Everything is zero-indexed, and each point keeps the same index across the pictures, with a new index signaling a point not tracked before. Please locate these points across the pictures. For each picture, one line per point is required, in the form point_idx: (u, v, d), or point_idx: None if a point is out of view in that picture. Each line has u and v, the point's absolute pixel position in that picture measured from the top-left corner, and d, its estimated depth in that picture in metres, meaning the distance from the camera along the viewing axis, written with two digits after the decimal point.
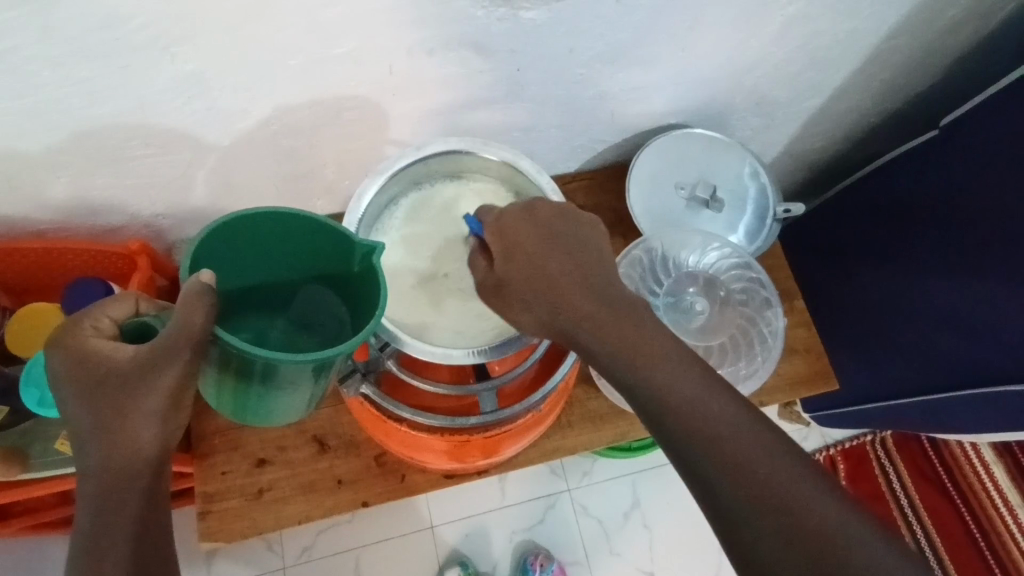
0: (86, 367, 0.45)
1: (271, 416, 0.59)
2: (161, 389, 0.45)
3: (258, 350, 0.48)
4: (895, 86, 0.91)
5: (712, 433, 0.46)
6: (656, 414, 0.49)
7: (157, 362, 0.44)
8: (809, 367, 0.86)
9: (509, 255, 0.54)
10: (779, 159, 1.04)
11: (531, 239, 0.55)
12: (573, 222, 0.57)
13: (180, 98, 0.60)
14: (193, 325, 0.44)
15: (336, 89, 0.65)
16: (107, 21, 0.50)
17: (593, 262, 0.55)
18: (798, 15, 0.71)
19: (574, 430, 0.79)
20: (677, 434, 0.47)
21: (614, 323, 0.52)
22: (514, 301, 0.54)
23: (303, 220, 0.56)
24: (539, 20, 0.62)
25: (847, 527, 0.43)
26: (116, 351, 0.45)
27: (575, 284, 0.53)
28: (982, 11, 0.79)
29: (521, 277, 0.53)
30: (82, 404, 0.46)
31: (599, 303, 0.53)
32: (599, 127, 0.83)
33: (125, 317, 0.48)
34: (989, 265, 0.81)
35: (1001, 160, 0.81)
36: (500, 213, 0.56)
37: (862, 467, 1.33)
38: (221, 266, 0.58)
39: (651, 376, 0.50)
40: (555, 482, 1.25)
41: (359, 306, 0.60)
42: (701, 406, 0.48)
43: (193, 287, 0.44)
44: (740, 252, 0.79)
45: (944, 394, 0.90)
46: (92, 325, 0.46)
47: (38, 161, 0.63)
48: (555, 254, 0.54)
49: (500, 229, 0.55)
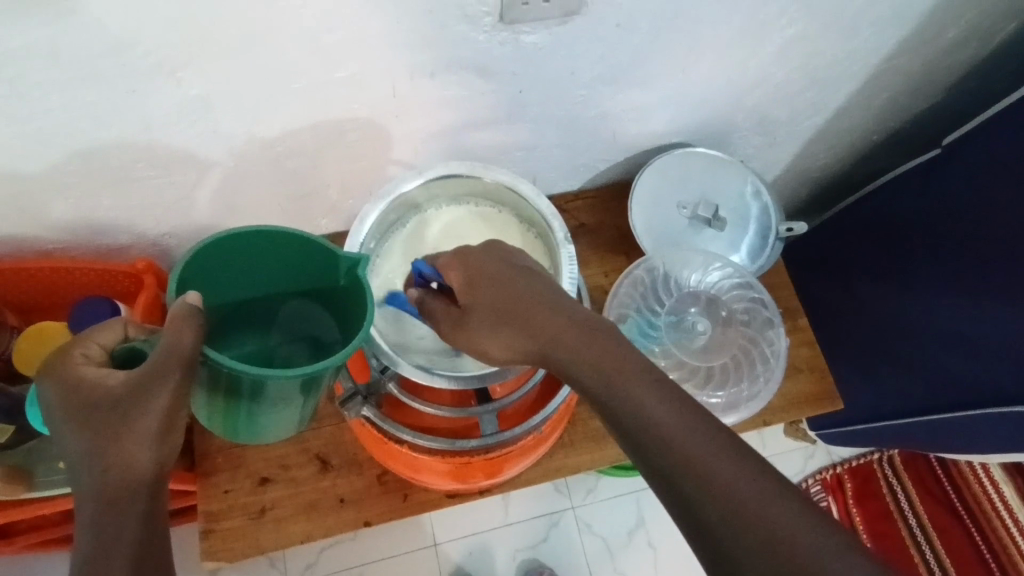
0: (80, 391, 0.46)
1: (263, 431, 0.61)
2: (155, 407, 0.46)
3: (246, 367, 0.49)
4: (896, 104, 0.91)
5: (690, 452, 0.42)
6: (633, 435, 0.44)
7: (150, 380, 0.45)
8: (812, 386, 0.85)
9: (470, 288, 0.57)
10: (782, 178, 1.04)
11: (493, 271, 0.56)
12: (536, 258, 0.59)
13: (185, 121, 0.61)
14: (182, 343, 0.47)
15: (339, 111, 0.65)
16: (115, 48, 0.52)
17: (559, 289, 0.55)
18: (796, 36, 0.72)
19: (577, 449, 0.78)
20: (655, 457, 0.43)
21: (585, 341, 0.50)
22: (481, 331, 0.55)
23: (289, 238, 0.58)
24: (539, 43, 0.63)
25: (838, 553, 0.37)
26: (108, 375, 0.46)
27: (540, 304, 0.53)
28: (980, 31, 0.79)
29: (480, 307, 0.55)
30: (76, 429, 0.45)
31: (566, 321, 0.51)
32: (600, 147, 0.83)
33: (115, 343, 0.50)
34: (994, 284, 0.81)
35: (1003, 177, 0.80)
36: (464, 251, 0.60)
37: (869, 486, 1.33)
38: (212, 284, 0.60)
39: (627, 394, 0.46)
40: (559, 500, 1.25)
41: (348, 319, 0.61)
42: (678, 424, 0.43)
43: (182, 306, 0.48)
44: (742, 272, 0.79)
45: (949, 413, 0.89)
46: (82, 352, 0.47)
47: (45, 182, 0.64)
48: (522, 280, 0.55)
49: (461, 268, 0.59)
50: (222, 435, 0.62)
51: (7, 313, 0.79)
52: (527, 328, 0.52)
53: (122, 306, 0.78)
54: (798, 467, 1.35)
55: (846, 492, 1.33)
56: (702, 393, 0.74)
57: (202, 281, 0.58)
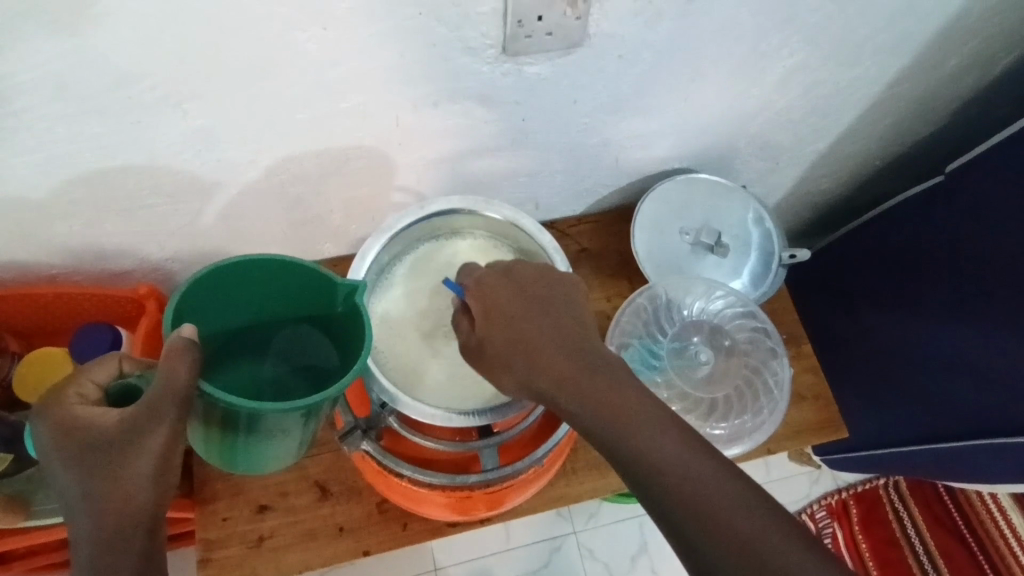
0: (73, 432, 0.46)
1: (261, 462, 0.60)
2: (149, 449, 0.46)
3: (244, 402, 0.49)
4: (899, 130, 0.91)
5: (692, 492, 0.43)
6: (636, 472, 0.46)
7: (143, 421, 0.45)
8: (817, 414, 0.85)
9: (489, 317, 0.55)
10: (786, 202, 1.04)
11: (508, 302, 0.55)
12: (553, 286, 0.57)
13: (189, 150, 0.61)
14: (177, 379, 0.46)
15: (343, 140, 0.66)
16: (121, 82, 0.52)
17: (574, 324, 0.54)
18: (798, 66, 0.72)
19: (580, 478, 0.77)
20: (657, 494, 0.44)
21: (588, 377, 0.50)
22: (493, 365, 0.54)
23: (288, 267, 0.58)
24: (542, 74, 0.63)
25: None
26: (102, 416, 0.46)
27: (551, 342, 0.53)
28: (982, 59, 0.80)
29: (498, 339, 0.53)
30: (70, 471, 0.46)
31: (577, 364, 0.51)
32: (603, 173, 0.83)
33: (110, 381, 0.50)
34: (999, 312, 0.81)
35: (1008, 205, 0.80)
36: (482, 275, 0.58)
37: (874, 513, 1.31)
38: (209, 313, 0.60)
39: (629, 431, 0.47)
40: (561, 524, 1.24)
41: (347, 344, 0.61)
42: (679, 461, 0.45)
43: (177, 342, 0.46)
44: (745, 301, 0.78)
45: (955, 442, 0.88)
46: (77, 392, 0.48)
47: (50, 210, 0.65)
48: (537, 315, 0.54)
49: (479, 294, 0.56)
50: (219, 466, 0.62)
51: (9, 338, 0.79)
52: (539, 365, 0.52)
53: (124, 331, 0.78)
54: (803, 492, 1.34)
55: (852, 518, 1.31)
56: (704, 424, 0.74)
57: (199, 311, 0.58)
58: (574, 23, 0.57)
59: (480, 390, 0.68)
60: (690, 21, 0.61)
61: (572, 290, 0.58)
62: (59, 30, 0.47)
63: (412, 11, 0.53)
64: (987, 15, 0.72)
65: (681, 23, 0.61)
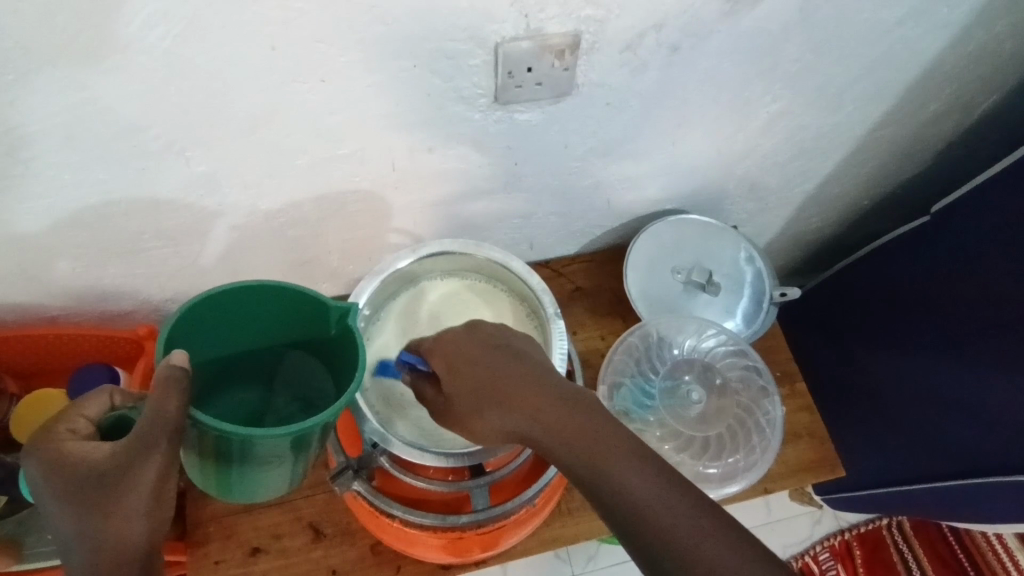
0: (64, 468, 0.46)
1: (255, 491, 0.61)
2: (141, 483, 0.46)
3: (233, 428, 0.50)
4: (885, 171, 0.93)
5: (646, 511, 0.44)
6: (605, 503, 0.47)
7: (137, 453, 0.45)
8: (812, 453, 0.84)
9: (452, 373, 0.57)
10: (777, 241, 1.06)
11: (470, 356, 0.57)
12: (509, 337, 0.59)
13: (190, 195, 0.63)
14: (167, 409, 0.47)
15: (340, 185, 0.68)
16: (127, 130, 0.54)
17: (536, 365, 0.56)
18: (781, 112, 0.74)
19: (575, 518, 0.77)
20: (631, 530, 0.45)
21: (563, 414, 0.51)
22: (466, 418, 0.55)
23: (280, 292, 0.59)
24: (532, 121, 0.65)
25: None
26: (95, 449, 0.46)
27: (515, 388, 0.53)
28: (960, 104, 0.83)
29: (465, 393, 0.55)
30: (62, 507, 0.46)
31: (542, 398, 0.52)
32: (595, 214, 0.85)
33: (101, 414, 0.51)
34: (990, 350, 0.82)
35: (996, 245, 0.82)
36: (439, 335, 0.60)
37: (878, 554, 1.29)
38: (199, 343, 0.60)
39: (603, 466, 0.47)
40: (559, 567, 1.21)
41: (340, 368, 0.63)
42: (648, 493, 0.45)
43: (168, 371, 0.48)
44: (735, 339, 0.80)
45: (954, 480, 0.87)
46: (69, 427, 0.48)
47: (53, 253, 0.66)
48: (498, 365, 0.55)
49: (441, 351, 0.58)
50: (214, 496, 0.62)
51: (7, 378, 0.80)
52: (504, 410, 0.53)
53: (122, 370, 0.79)
54: (805, 533, 1.31)
55: (856, 560, 1.28)
56: (698, 463, 0.74)
57: (189, 340, 0.59)
58: (562, 73, 0.60)
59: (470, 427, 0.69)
60: (674, 70, 0.64)
61: (528, 341, 0.59)
62: (68, 84, 0.49)
63: (407, 63, 0.55)
64: (962, 63, 0.75)
65: (665, 72, 0.64)
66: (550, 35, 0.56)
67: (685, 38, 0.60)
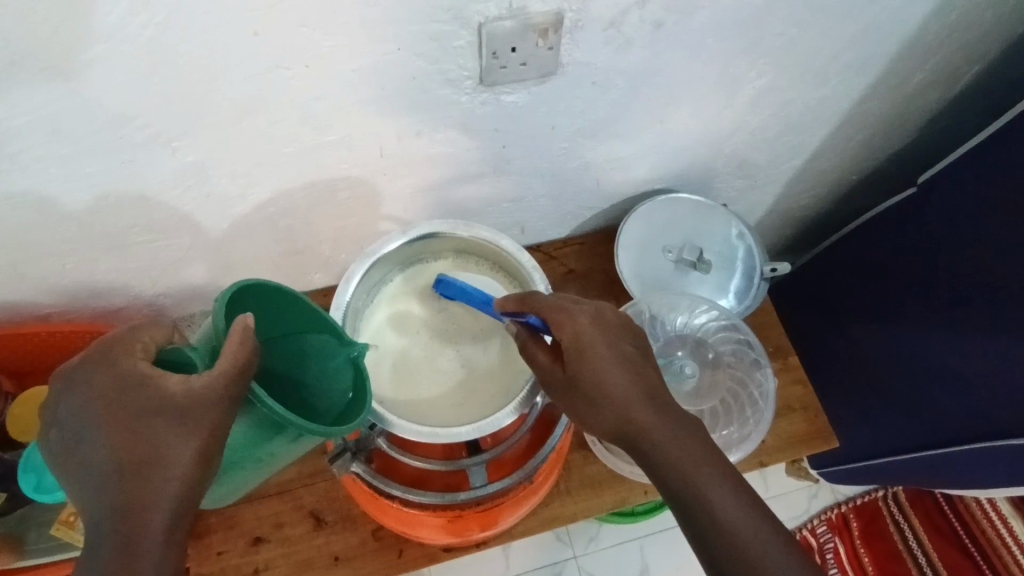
0: (132, 393, 0.45)
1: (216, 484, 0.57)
2: (202, 427, 0.46)
3: (275, 407, 0.48)
4: (872, 144, 0.94)
5: (720, 522, 0.51)
6: (684, 503, 0.53)
7: (205, 396, 0.45)
8: (806, 426, 0.85)
9: (577, 356, 0.57)
10: (766, 218, 1.07)
11: (600, 345, 0.57)
12: (635, 335, 0.60)
13: (181, 187, 0.63)
14: (240, 357, 0.47)
15: (329, 173, 0.68)
16: (112, 122, 0.54)
17: (645, 369, 0.58)
18: (767, 87, 0.75)
19: (573, 497, 0.78)
20: (704, 529, 0.51)
21: (678, 442, 0.54)
22: (578, 403, 0.57)
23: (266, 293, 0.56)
24: (519, 102, 0.65)
25: None
26: (165, 380, 0.46)
27: (631, 394, 0.56)
28: (944, 75, 0.83)
29: (594, 381, 0.56)
30: (120, 430, 0.45)
31: (647, 408, 0.56)
32: (586, 194, 0.85)
33: (161, 346, 0.50)
34: (977, 319, 0.83)
35: (981, 215, 0.83)
36: (573, 312, 0.59)
37: (874, 526, 1.32)
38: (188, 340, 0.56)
39: (689, 478, 0.53)
40: (562, 549, 1.22)
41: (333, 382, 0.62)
42: (726, 508, 0.52)
43: (240, 325, 0.48)
44: (728, 315, 0.81)
45: (946, 448, 0.88)
46: (139, 348, 0.48)
47: (42, 249, 0.66)
48: (617, 365, 0.56)
49: (570, 332, 0.58)
50: None
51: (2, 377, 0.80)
52: (612, 409, 0.55)
53: None
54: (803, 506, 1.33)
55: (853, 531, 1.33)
56: None
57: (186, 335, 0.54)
58: (546, 53, 0.59)
59: (462, 411, 0.70)
60: (658, 48, 0.64)
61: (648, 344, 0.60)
62: (55, 77, 0.49)
63: (392, 46, 0.55)
64: (944, 33, 0.75)
65: (650, 49, 0.64)
66: (533, 14, 0.55)
67: (669, 15, 0.60)
